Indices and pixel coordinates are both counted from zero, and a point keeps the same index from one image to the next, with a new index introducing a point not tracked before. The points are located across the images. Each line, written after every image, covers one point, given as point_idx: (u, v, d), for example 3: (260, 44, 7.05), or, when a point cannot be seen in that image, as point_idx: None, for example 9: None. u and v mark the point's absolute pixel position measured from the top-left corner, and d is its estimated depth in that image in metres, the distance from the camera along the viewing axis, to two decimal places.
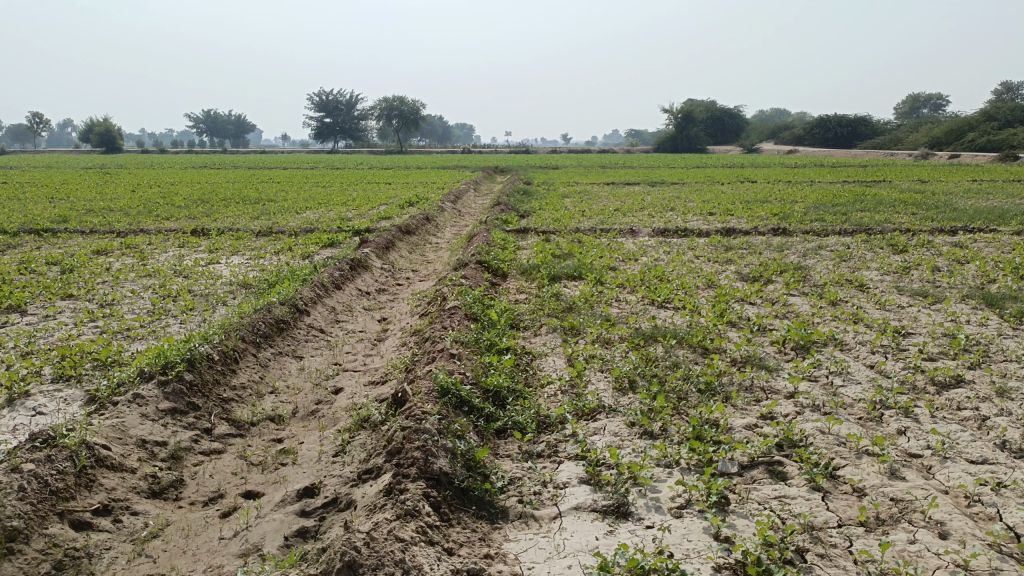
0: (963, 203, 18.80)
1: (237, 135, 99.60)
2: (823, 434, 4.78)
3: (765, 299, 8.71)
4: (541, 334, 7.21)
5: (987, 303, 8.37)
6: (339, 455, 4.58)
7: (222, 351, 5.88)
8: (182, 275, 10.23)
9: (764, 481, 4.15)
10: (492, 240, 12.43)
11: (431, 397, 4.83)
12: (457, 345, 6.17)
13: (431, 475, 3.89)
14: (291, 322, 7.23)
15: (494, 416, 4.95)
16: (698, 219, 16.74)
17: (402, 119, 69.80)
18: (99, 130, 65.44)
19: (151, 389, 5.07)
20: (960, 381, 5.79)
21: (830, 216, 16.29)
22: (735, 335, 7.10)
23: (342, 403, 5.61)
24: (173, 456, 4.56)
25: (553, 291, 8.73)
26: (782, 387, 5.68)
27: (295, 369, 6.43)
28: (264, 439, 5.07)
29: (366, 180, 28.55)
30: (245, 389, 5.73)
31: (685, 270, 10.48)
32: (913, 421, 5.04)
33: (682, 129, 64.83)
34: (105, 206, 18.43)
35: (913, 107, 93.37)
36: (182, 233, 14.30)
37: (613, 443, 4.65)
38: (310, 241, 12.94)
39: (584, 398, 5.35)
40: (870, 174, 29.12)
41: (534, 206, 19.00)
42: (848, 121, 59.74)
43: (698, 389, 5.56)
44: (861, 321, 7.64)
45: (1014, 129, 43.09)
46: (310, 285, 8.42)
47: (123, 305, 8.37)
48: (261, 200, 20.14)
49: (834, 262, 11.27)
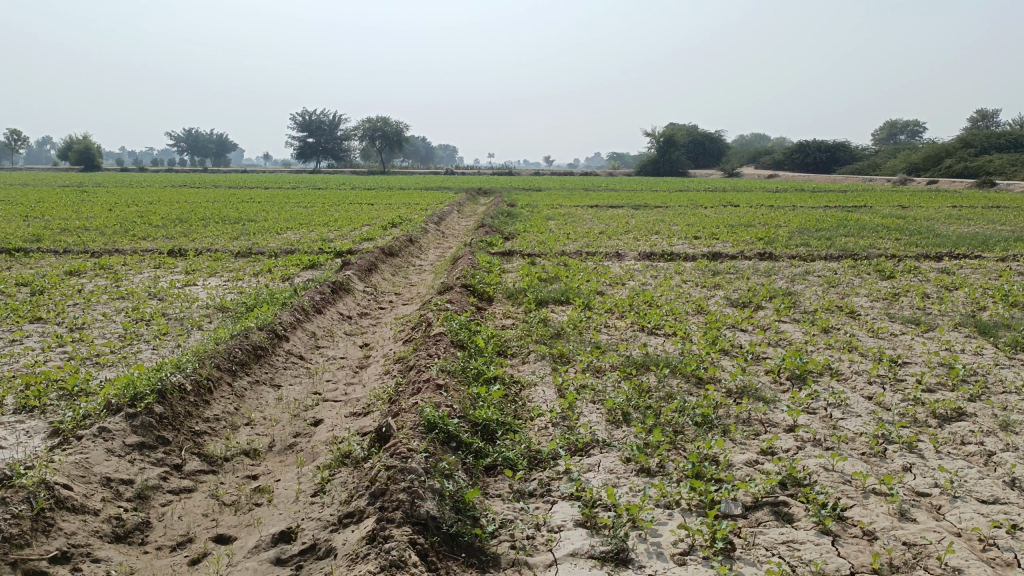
0: (946, 228, 18.85)
1: (218, 154, 99.00)
2: (827, 471, 4.56)
3: (756, 326, 8.54)
4: (529, 361, 6.98)
5: (980, 331, 8.24)
6: (319, 495, 4.30)
7: (195, 381, 5.59)
8: (157, 298, 9.92)
9: (769, 524, 3.93)
10: (477, 262, 12.22)
11: (417, 432, 4.57)
12: (443, 374, 5.92)
13: (417, 520, 3.63)
14: (269, 348, 6.95)
15: (482, 451, 4.70)
16: (683, 242, 16.63)
17: (386, 140, 69.77)
18: (78, 149, 64.82)
19: (117, 422, 4.77)
20: (962, 414, 5.61)
21: (815, 241, 16.25)
22: (729, 364, 6.91)
23: (321, 436, 5.33)
24: (139, 496, 4.26)
25: (541, 317, 8.51)
26: (781, 420, 5.47)
27: (273, 399, 6.14)
28: (238, 475, 4.77)
29: (348, 200, 28.32)
30: (219, 421, 5.43)
31: (673, 295, 10.31)
32: (918, 457, 4.83)
33: (664, 153, 65.33)
34: (80, 225, 18.06)
35: (891, 133, 94.86)
36: (159, 253, 13.98)
37: (609, 481, 4.40)
38: (290, 262, 12.67)
39: (577, 431, 5.11)
40: (851, 199, 29.32)
41: (518, 228, 18.85)
42: (827, 147, 60.32)
43: (695, 422, 5.34)
44: (856, 349, 7.48)
45: (989, 156, 43.77)
46: (290, 309, 8.14)
47: (94, 329, 8.06)
48: (241, 220, 19.83)
49: (822, 288, 11.16)
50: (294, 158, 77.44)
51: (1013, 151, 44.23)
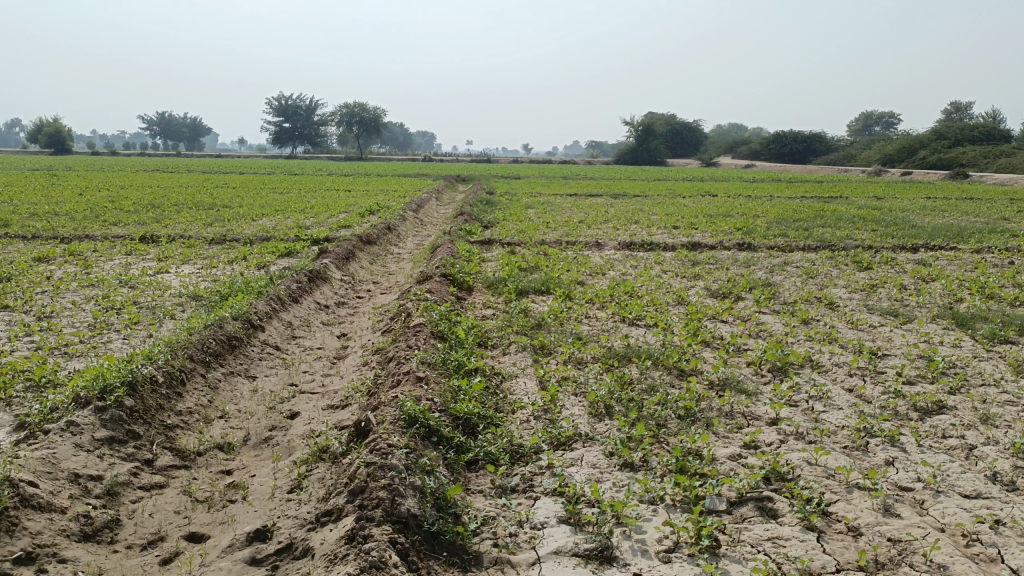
0: (920, 220, 19.01)
1: (192, 139, 97.50)
2: (810, 465, 4.53)
3: (737, 317, 8.51)
4: (510, 353, 6.90)
5: (958, 323, 8.28)
6: (295, 492, 4.19)
7: (167, 373, 5.45)
8: (128, 286, 9.70)
9: (754, 520, 3.89)
10: (457, 251, 12.10)
11: (397, 427, 4.47)
12: (423, 366, 5.81)
13: (397, 518, 3.54)
14: (244, 339, 6.80)
15: (463, 446, 4.61)
16: (662, 232, 16.60)
17: (363, 126, 69.09)
18: (47, 131, 63.48)
19: (86, 416, 4.63)
20: (943, 407, 5.61)
21: (792, 231, 16.31)
22: (710, 356, 6.88)
23: (298, 430, 5.21)
24: (108, 493, 4.13)
25: (521, 307, 8.42)
26: (764, 413, 5.43)
27: (248, 391, 6.01)
28: (212, 471, 4.65)
29: (325, 187, 28.00)
30: (191, 414, 5.29)
31: (654, 286, 10.26)
32: (901, 451, 4.82)
33: (642, 142, 65.39)
34: (50, 210, 17.66)
35: (866, 125, 95.81)
36: (130, 240, 13.70)
37: (592, 476, 4.34)
38: (266, 250, 12.47)
39: (559, 425, 5.04)
40: (827, 190, 29.51)
41: (497, 216, 18.73)
42: (804, 137, 60.60)
43: (677, 415, 5.29)
44: (836, 341, 7.47)
45: (962, 148, 44.29)
46: (265, 299, 7.98)
47: (63, 318, 7.85)
48: (215, 207, 19.51)
49: (801, 279, 11.17)
50: (270, 143, 76.50)
51: (984, 144, 44.80)
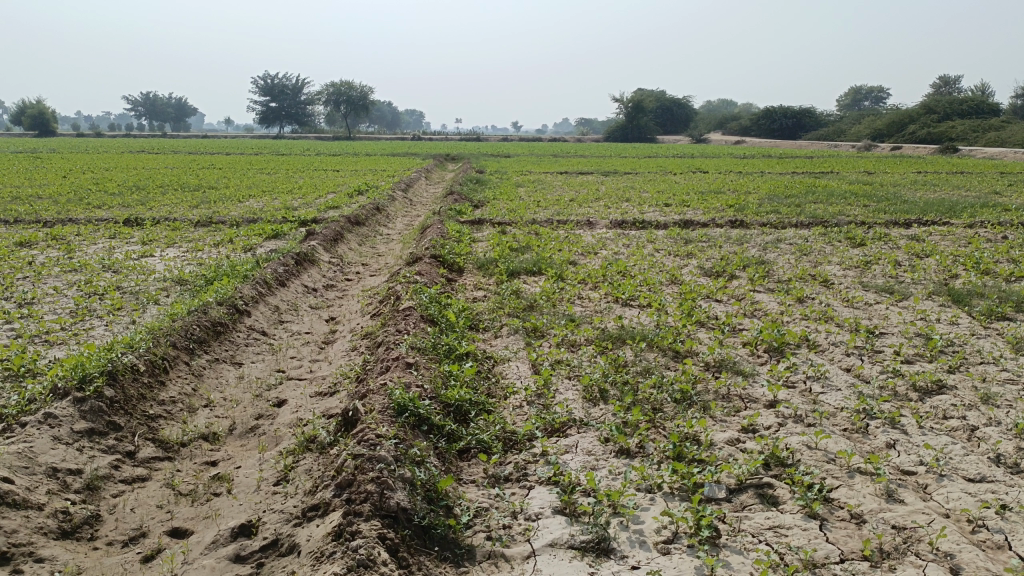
0: (912, 195, 18.89)
1: (179, 119, 96.29)
2: (810, 449, 4.42)
3: (732, 296, 8.39)
4: (502, 336, 6.77)
5: (954, 300, 8.19)
6: (282, 484, 4.06)
7: (149, 361, 5.29)
8: (111, 270, 9.50)
9: (755, 508, 3.79)
10: (447, 232, 11.90)
11: (386, 416, 4.33)
12: (413, 351, 5.67)
13: (386, 513, 3.41)
14: (229, 324, 6.64)
15: (455, 435, 4.48)
16: (654, 210, 16.43)
17: (351, 105, 68.34)
18: (31, 113, 62.45)
19: (64, 407, 4.47)
20: (942, 387, 5.52)
21: (784, 208, 16.17)
22: (706, 337, 6.76)
23: (284, 419, 5.07)
24: (88, 487, 3.99)
25: (513, 288, 8.27)
26: (761, 395, 5.33)
27: (234, 378, 5.85)
28: (196, 462, 4.51)
29: (313, 166, 27.65)
30: (175, 404, 5.13)
31: (646, 265, 10.13)
32: (902, 434, 4.72)
33: (633, 119, 65.00)
34: (33, 193, 17.34)
35: (856, 100, 95.46)
36: (114, 223, 13.44)
37: (587, 464, 4.22)
38: (253, 232, 12.25)
39: (553, 411, 4.92)
40: (817, 166, 29.28)
41: (487, 195, 18.52)
42: (793, 113, 60.25)
43: (673, 398, 5.17)
44: (832, 319, 7.36)
45: (952, 122, 44.13)
46: (252, 282, 7.81)
47: (44, 304, 7.66)
48: (202, 188, 19.21)
49: (794, 256, 11.04)
50: (257, 123, 75.60)
51: (974, 117, 44.67)
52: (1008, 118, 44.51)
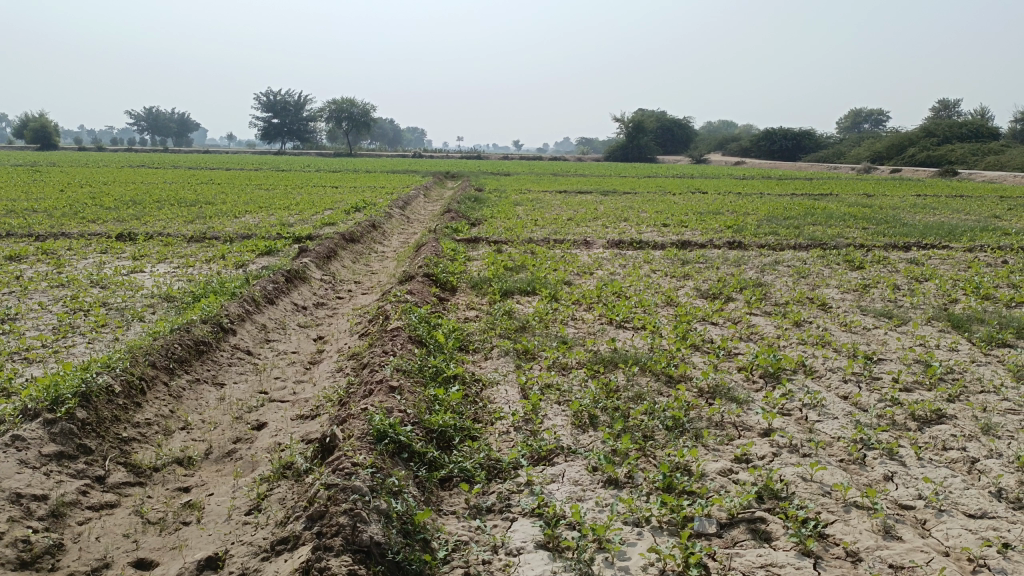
0: (911, 218, 18.80)
1: (181, 133, 96.49)
2: (805, 481, 4.26)
3: (728, 319, 8.25)
4: (492, 358, 6.63)
5: (954, 325, 8.05)
6: (254, 514, 3.91)
7: (126, 382, 5.14)
8: (99, 286, 9.36)
9: (747, 544, 3.63)
10: (441, 250, 11.79)
11: (365, 442, 4.18)
12: (398, 373, 5.53)
13: (358, 547, 3.26)
14: (213, 344, 6.49)
15: (437, 462, 4.34)
16: (652, 230, 16.33)
17: (352, 121, 68.59)
18: (33, 127, 62.65)
19: (33, 430, 4.31)
20: (942, 416, 5.36)
21: (783, 229, 16.07)
22: (700, 361, 6.61)
23: (263, 443, 4.92)
24: (53, 514, 3.80)
25: (506, 309, 8.13)
26: (756, 423, 5.17)
27: (214, 399, 5.70)
28: (168, 488, 4.35)
29: (312, 183, 27.61)
30: (150, 426, 4.98)
31: (642, 286, 10.00)
32: (900, 465, 4.56)
33: (632, 138, 65.20)
34: (28, 206, 17.25)
35: (856, 122, 95.83)
36: (107, 238, 13.33)
37: (573, 495, 4.06)
38: (245, 248, 12.14)
39: (540, 438, 4.76)
40: (817, 187, 29.27)
41: (485, 213, 18.43)
42: (793, 134, 60.37)
43: (665, 425, 5.01)
44: (829, 344, 7.21)
45: (951, 145, 44.23)
46: (239, 300, 7.67)
47: (27, 320, 7.52)
48: (198, 203, 19.14)
49: (792, 279, 10.93)
50: (258, 139, 75.79)
51: (973, 141, 44.78)
52: (1007, 142, 44.55)
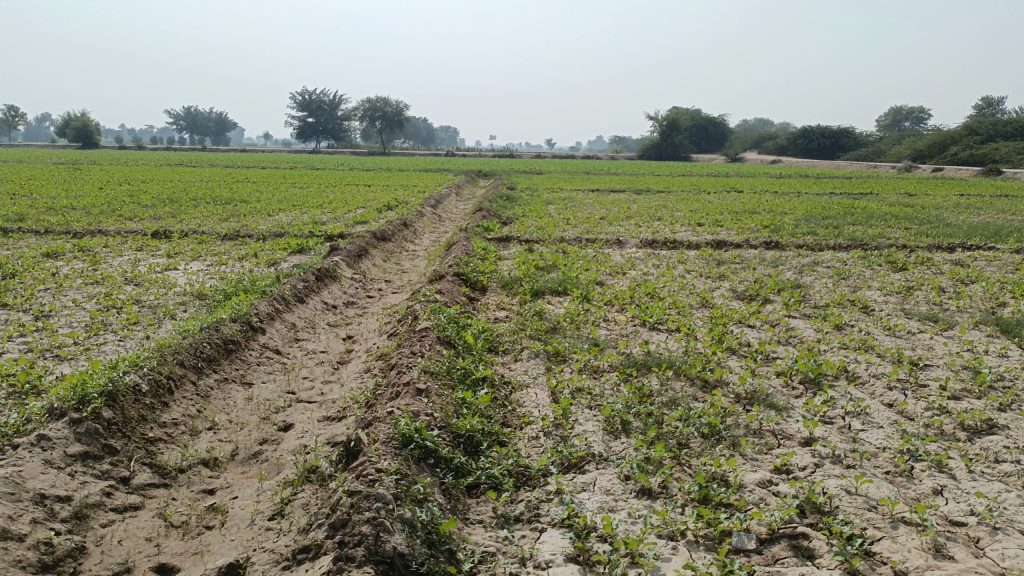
0: (955, 218, 18.27)
1: (219, 132, 97.52)
2: (850, 495, 4.06)
3: (765, 321, 8.02)
4: (522, 359, 6.50)
5: (1003, 330, 7.73)
6: (278, 519, 3.83)
7: (153, 381, 5.10)
8: (132, 283, 9.41)
9: (789, 562, 3.45)
10: (472, 249, 11.68)
11: (390, 447, 4.07)
12: (426, 375, 5.42)
13: (381, 558, 3.16)
14: (242, 342, 6.45)
15: (464, 469, 4.21)
16: (686, 229, 16.07)
17: (387, 120, 68.97)
18: (76, 125, 63.90)
19: (59, 429, 4.28)
20: (994, 426, 5.11)
21: (821, 229, 15.70)
22: (736, 365, 6.40)
23: (289, 445, 4.85)
24: (76, 516, 3.75)
25: (537, 309, 7.99)
26: (796, 431, 4.97)
27: (242, 399, 5.65)
28: (192, 490, 4.29)
29: (345, 181, 27.74)
30: (177, 426, 4.92)
31: (677, 287, 9.79)
32: (949, 479, 4.34)
33: (667, 137, 64.64)
34: (67, 204, 17.51)
35: (897, 119, 93.91)
36: (142, 235, 13.44)
37: (605, 506, 3.91)
38: (278, 246, 12.15)
39: (570, 444, 4.62)
40: (857, 186, 28.68)
41: (517, 212, 18.32)
42: (831, 132, 59.33)
43: (701, 433, 4.82)
44: (872, 349, 6.95)
45: (995, 143, 43.03)
46: (269, 299, 7.63)
47: (60, 317, 7.56)
48: (233, 201, 19.28)
49: (832, 280, 10.64)
50: (294, 138, 76.58)
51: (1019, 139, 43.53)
52: None
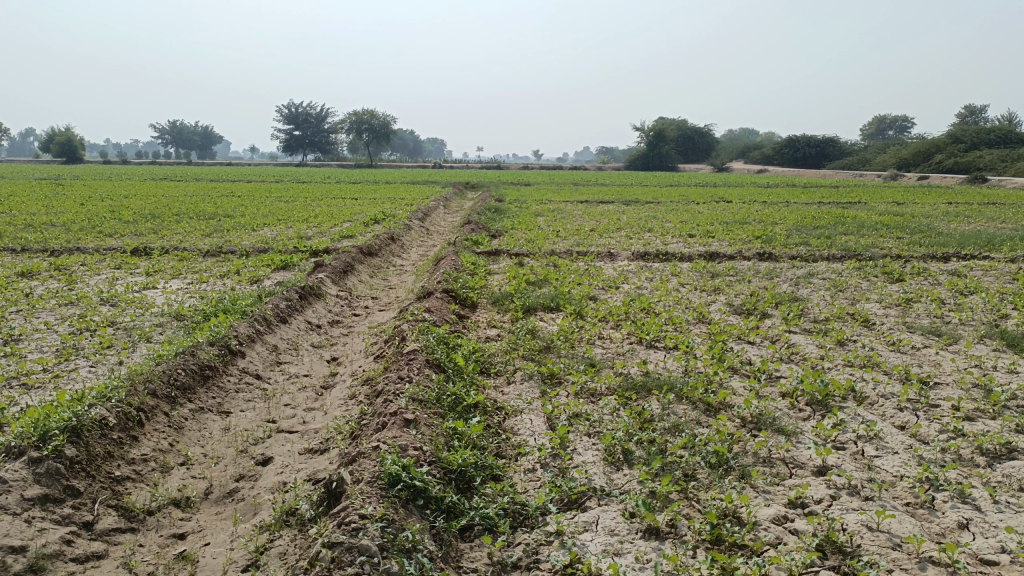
0: (947, 227, 18.15)
1: (205, 146, 96.99)
2: (871, 532, 3.77)
3: (765, 337, 7.75)
4: (515, 382, 6.19)
5: (1010, 344, 7.49)
6: (253, 571, 3.50)
7: (122, 414, 4.76)
8: (108, 304, 9.04)
9: None
10: (461, 264, 11.38)
11: (376, 489, 3.76)
12: (414, 403, 5.11)
13: None
14: (220, 368, 6.11)
15: (456, 509, 3.90)
16: (678, 241, 15.85)
17: (373, 133, 68.71)
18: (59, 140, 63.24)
19: (16, 471, 3.93)
20: (1014, 450, 4.84)
21: (814, 239, 15.51)
22: (740, 386, 6.12)
23: (267, 482, 4.53)
24: (31, 568, 3.40)
25: (530, 327, 7.68)
26: (808, 460, 4.68)
27: (218, 430, 5.32)
28: (161, 535, 3.95)
29: (332, 194, 27.43)
30: (146, 463, 4.58)
31: (672, 301, 9.53)
32: (975, 511, 4.06)
33: (654, 147, 64.72)
34: (46, 221, 17.11)
35: (881, 128, 94.49)
36: (122, 252, 13.06)
37: (609, 549, 3.61)
38: (261, 262, 11.82)
39: (570, 478, 4.32)
40: (845, 195, 28.68)
41: (506, 224, 18.06)
42: (817, 142, 59.57)
43: (708, 463, 4.53)
44: (878, 367, 6.69)
45: (980, 151, 43.27)
46: (249, 320, 7.30)
47: (30, 341, 7.19)
48: (217, 216, 18.89)
49: (829, 293, 10.40)
50: (280, 151, 76.17)
51: (1004, 147, 43.76)
52: None
